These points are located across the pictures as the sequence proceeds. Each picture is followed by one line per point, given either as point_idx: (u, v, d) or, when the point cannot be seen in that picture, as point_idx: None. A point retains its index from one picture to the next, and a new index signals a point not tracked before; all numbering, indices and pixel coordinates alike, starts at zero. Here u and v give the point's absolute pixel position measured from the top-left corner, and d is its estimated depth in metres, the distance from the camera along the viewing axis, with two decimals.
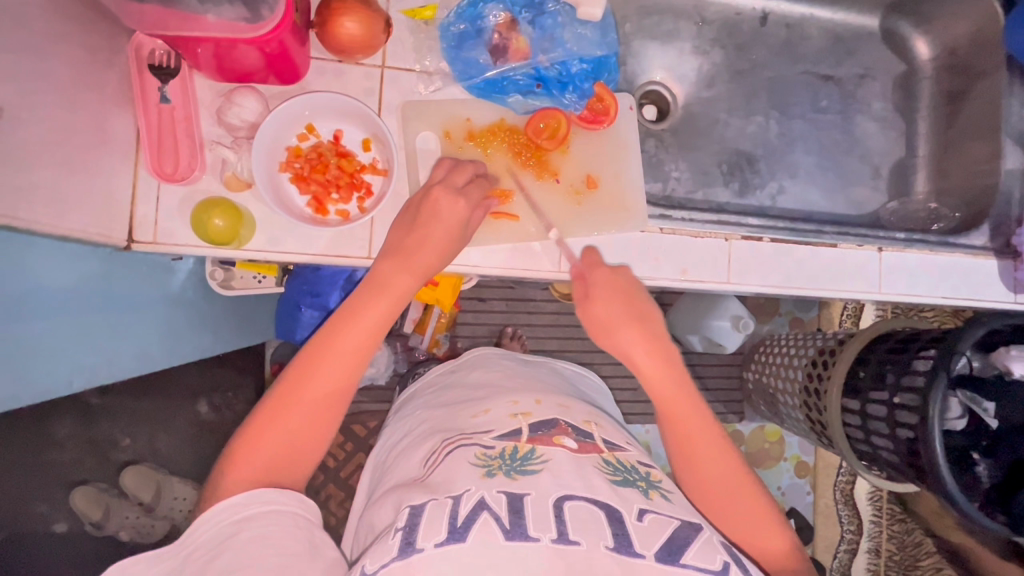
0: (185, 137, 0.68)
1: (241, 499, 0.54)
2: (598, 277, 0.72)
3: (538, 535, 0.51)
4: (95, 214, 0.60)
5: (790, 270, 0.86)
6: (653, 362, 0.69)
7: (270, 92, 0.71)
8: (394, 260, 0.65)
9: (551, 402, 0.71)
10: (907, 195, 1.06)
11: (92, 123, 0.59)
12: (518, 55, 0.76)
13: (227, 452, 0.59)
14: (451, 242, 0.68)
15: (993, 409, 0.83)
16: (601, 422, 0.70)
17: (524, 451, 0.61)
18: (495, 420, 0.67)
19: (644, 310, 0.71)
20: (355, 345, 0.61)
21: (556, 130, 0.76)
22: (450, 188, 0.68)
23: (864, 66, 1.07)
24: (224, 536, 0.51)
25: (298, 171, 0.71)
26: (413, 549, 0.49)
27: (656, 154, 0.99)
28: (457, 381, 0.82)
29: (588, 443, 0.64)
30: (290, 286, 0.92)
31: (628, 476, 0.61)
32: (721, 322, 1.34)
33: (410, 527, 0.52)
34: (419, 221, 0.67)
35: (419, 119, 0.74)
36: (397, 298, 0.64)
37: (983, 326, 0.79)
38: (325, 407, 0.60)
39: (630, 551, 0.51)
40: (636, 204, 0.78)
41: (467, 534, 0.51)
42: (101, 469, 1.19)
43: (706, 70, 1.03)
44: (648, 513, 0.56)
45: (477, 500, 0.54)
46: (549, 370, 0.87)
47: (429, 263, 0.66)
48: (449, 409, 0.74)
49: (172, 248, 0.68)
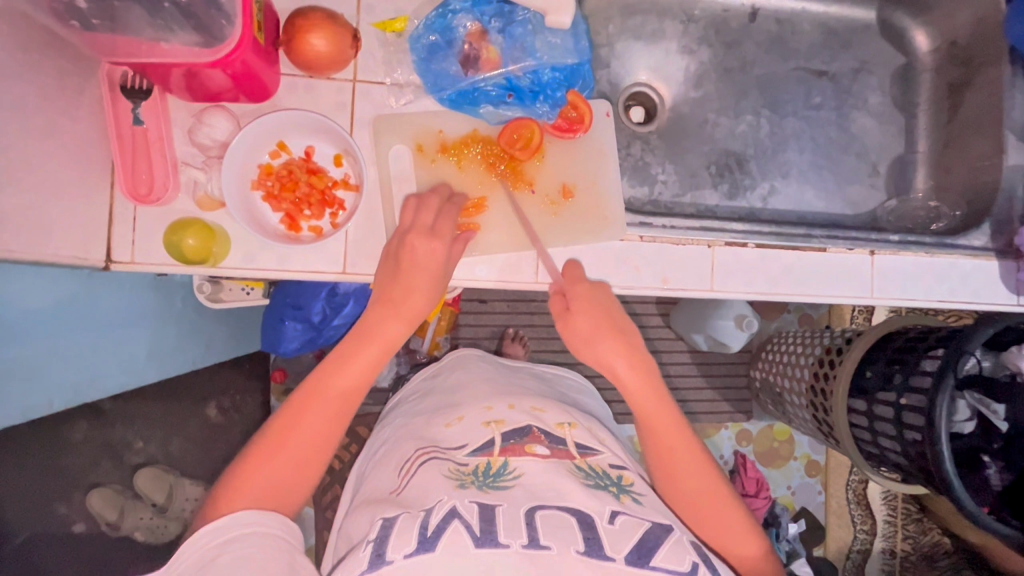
0: (158, 158, 0.68)
1: (224, 521, 0.53)
2: (575, 290, 0.72)
3: (507, 541, 0.51)
4: (71, 240, 0.62)
5: (779, 275, 0.84)
6: (636, 378, 0.69)
7: (241, 109, 0.72)
8: (383, 309, 0.66)
9: (523, 406, 0.71)
10: (906, 194, 1.01)
11: (65, 149, 0.60)
12: (490, 65, 0.75)
13: (225, 479, 0.59)
14: (436, 287, 0.68)
15: (1003, 411, 0.80)
16: (574, 423, 0.70)
17: (497, 466, 0.60)
18: (469, 429, 0.67)
19: (626, 326, 0.71)
20: (363, 367, 0.63)
21: (530, 140, 0.75)
22: (425, 231, 0.68)
23: (859, 59, 1.03)
24: (206, 560, 0.51)
25: (269, 189, 0.72)
26: (382, 561, 0.50)
27: (642, 157, 0.97)
28: (436, 387, 0.82)
29: (560, 450, 0.63)
30: (275, 298, 0.93)
31: (600, 481, 0.60)
32: (725, 321, 1.32)
33: (380, 538, 0.52)
34: (403, 267, 0.67)
35: (391, 133, 0.73)
36: (387, 343, 0.65)
37: (992, 325, 0.76)
38: (326, 429, 0.61)
39: (601, 554, 0.51)
40: (614, 211, 0.77)
41: (436, 543, 0.50)
42: (112, 473, 1.23)
43: (693, 70, 1.01)
44: (620, 515, 0.56)
45: (447, 509, 0.54)
46: (527, 374, 0.86)
47: (419, 308, 0.67)
48: (427, 417, 0.74)
49: (149, 267, 0.69)
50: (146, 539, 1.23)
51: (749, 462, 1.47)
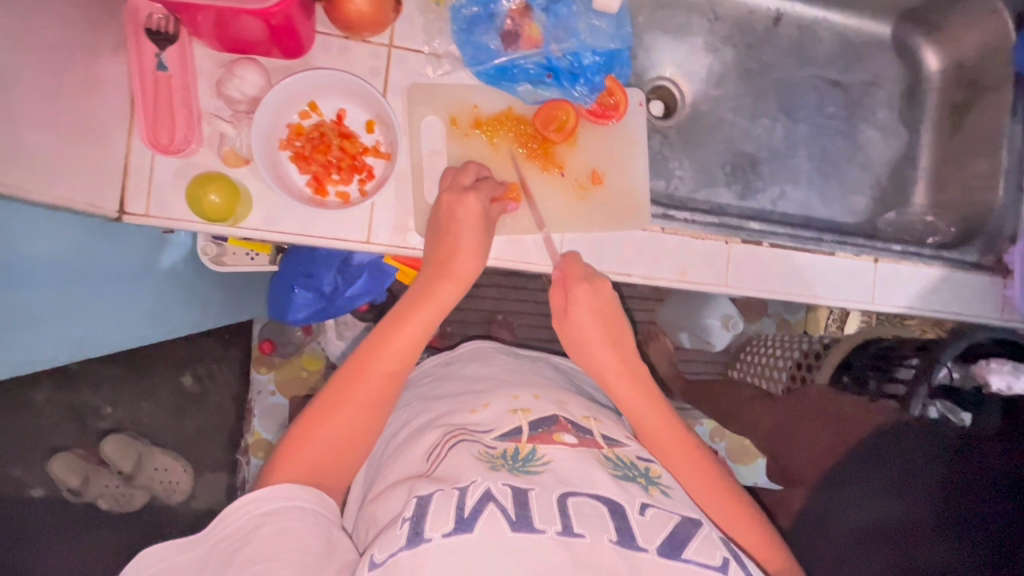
0: (181, 107, 0.65)
1: (264, 494, 0.53)
2: (578, 297, 0.72)
3: (543, 527, 0.51)
4: (85, 187, 0.58)
5: (788, 276, 0.86)
6: (625, 384, 0.72)
7: (273, 65, 0.69)
8: (434, 270, 0.67)
9: (549, 397, 0.71)
10: (905, 207, 1.05)
11: (85, 89, 0.57)
12: (530, 43, 0.74)
13: (271, 460, 0.59)
14: (480, 244, 0.67)
15: (968, 418, 0.84)
16: (599, 417, 0.71)
17: (526, 451, 0.60)
18: (496, 415, 0.67)
19: (619, 334, 0.74)
20: (402, 348, 0.63)
21: (565, 123, 0.75)
22: (459, 189, 0.68)
23: (872, 74, 1.06)
24: (247, 530, 0.50)
25: (298, 150, 0.70)
26: (421, 539, 0.49)
27: (661, 151, 0.98)
28: (452, 373, 0.81)
29: (587, 439, 0.64)
30: (283, 266, 0.90)
31: (629, 472, 0.61)
32: (712, 319, 1.33)
33: (417, 516, 0.51)
34: (447, 229, 0.67)
35: (426, 103, 0.72)
36: (440, 305, 0.65)
37: (965, 339, 0.81)
38: (364, 421, 0.61)
39: (633, 545, 0.52)
40: (640, 201, 0.78)
41: (473, 524, 0.50)
42: (78, 435, 1.21)
43: (715, 68, 1.02)
44: (650, 508, 0.57)
45: (482, 491, 0.53)
46: (543, 364, 0.86)
47: (468, 270, 0.67)
48: (450, 402, 0.73)
49: (164, 221, 0.66)
50: (110, 507, 1.20)
51: None
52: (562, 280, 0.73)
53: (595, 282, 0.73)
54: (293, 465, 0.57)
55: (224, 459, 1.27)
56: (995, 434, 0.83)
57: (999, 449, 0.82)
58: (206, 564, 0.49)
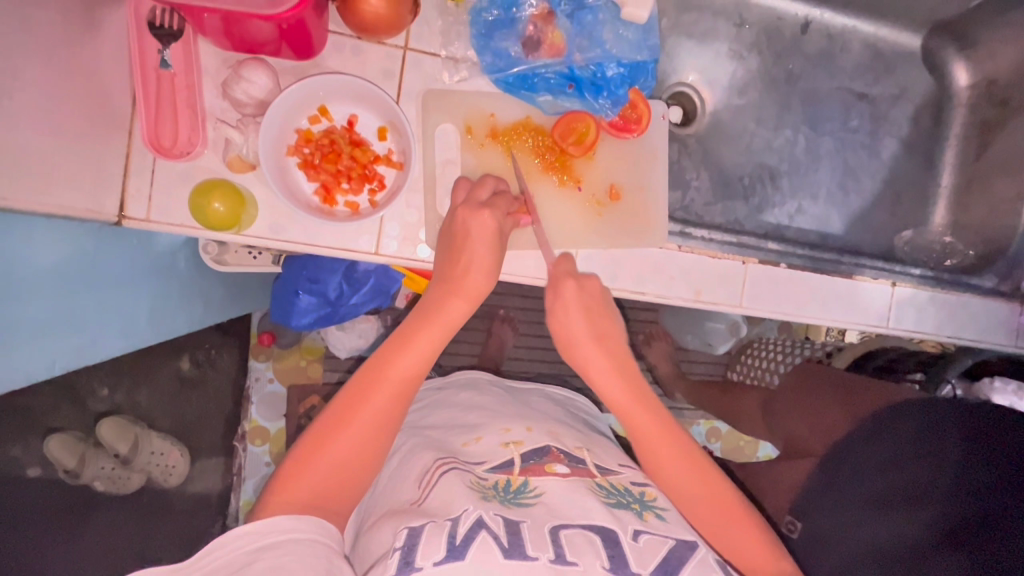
0: (185, 108, 0.63)
1: (256, 527, 0.51)
2: (564, 294, 0.67)
3: (536, 554, 0.50)
4: (83, 190, 0.56)
5: (804, 299, 0.84)
6: (611, 385, 0.66)
7: (282, 66, 0.66)
8: (443, 287, 0.64)
9: (543, 429, 0.70)
10: (924, 226, 1.02)
11: (85, 88, 0.54)
12: (552, 51, 0.70)
13: (268, 487, 0.57)
14: (493, 260, 0.65)
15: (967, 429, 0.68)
16: (594, 449, 0.70)
17: (517, 484, 0.60)
18: (489, 448, 0.65)
19: (608, 332, 0.68)
20: (410, 369, 0.61)
21: (584, 135, 0.72)
22: (474, 205, 0.66)
23: (899, 87, 1.03)
24: (238, 566, 0.48)
25: (306, 157, 0.67)
26: (411, 569, 0.47)
27: (678, 160, 0.94)
28: (445, 402, 0.79)
29: (580, 469, 0.63)
30: (287, 269, 0.88)
31: (622, 499, 0.60)
32: (717, 323, 1.35)
33: (409, 546, 0.50)
34: (460, 245, 0.65)
35: (441, 111, 0.70)
36: (450, 323, 0.63)
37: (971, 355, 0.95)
38: (368, 446, 0.59)
39: (627, 571, 0.51)
40: (658, 220, 0.76)
41: (465, 552, 0.49)
42: (75, 419, 1.19)
43: (739, 75, 0.98)
44: (643, 534, 0.56)
45: (475, 519, 0.52)
46: (541, 397, 0.84)
47: (478, 287, 0.64)
48: (443, 434, 0.71)
49: (166, 227, 0.64)
50: (107, 489, 1.20)
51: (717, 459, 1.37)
52: (552, 278, 0.68)
53: (582, 280, 0.68)
54: (296, 488, 0.56)
55: (221, 443, 1.27)
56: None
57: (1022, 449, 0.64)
58: None
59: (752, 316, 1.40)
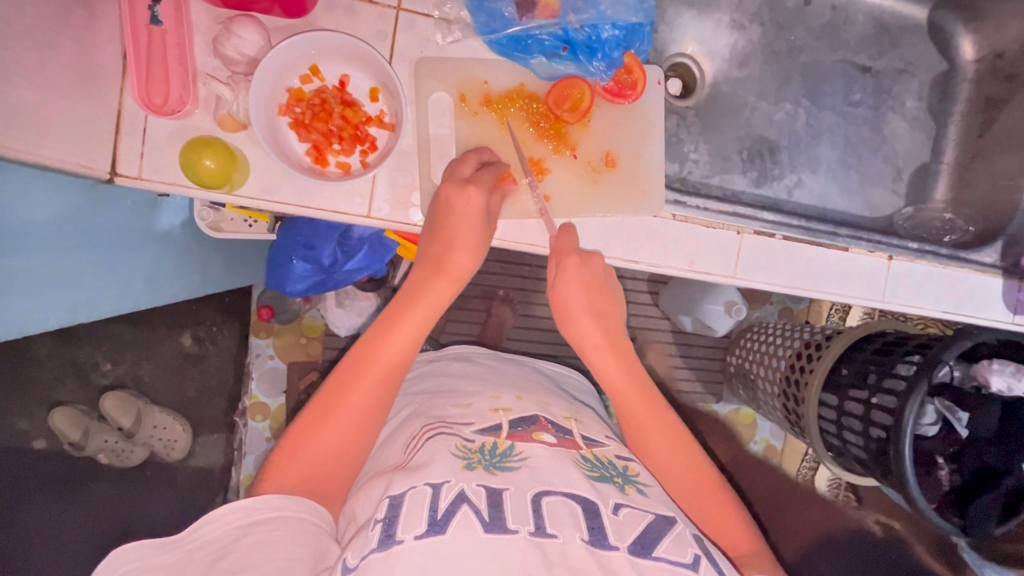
0: (177, 67, 0.62)
1: (251, 502, 0.52)
2: (565, 269, 0.70)
3: (516, 528, 0.50)
4: (75, 147, 0.56)
5: (798, 270, 0.84)
6: (607, 358, 0.71)
7: (274, 25, 0.66)
8: (428, 269, 0.67)
9: (531, 398, 0.71)
10: (925, 203, 1.01)
11: (74, 42, 0.54)
12: (547, 12, 0.70)
13: (263, 467, 0.59)
14: (478, 239, 0.67)
15: (966, 417, 0.79)
16: (580, 418, 0.70)
17: (503, 447, 0.60)
18: (476, 412, 0.66)
19: (603, 307, 0.72)
20: (396, 352, 0.63)
21: (579, 102, 0.72)
22: (458, 181, 0.66)
23: (904, 60, 1.01)
24: (230, 540, 0.49)
25: (298, 117, 0.67)
26: (392, 541, 0.48)
27: (676, 132, 0.93)
28: (436, 371, 0.80)
29: (566, 440, 0.63)
30: (281, 236, 0.88)
31: (605, 472, 0.60)
32: (715, 305, 1.24)
33: (390, 519, 0.50)
34: (444, 221, 0.66)
35: (435, 77, 0.69)
36: (435, 304, 0.66)
37: (971, 338, 0.75)
38: (359, 425, 0.61)
39: (605, 544, 0.51)
40: (654, 186, 0.76)
41: (447, 527, 0.49)
42: (78, 391, 1.21)
43: (740, 47, 0.97)
44: (624, 507, 0.56)
45: (456, 493, 0.52)
46: (532, 368, 0.84)
47: (462, 266, 0.68)
48: (432, 398, 0.72)
49: (159, 185, 0.64)
50: (110, 462, 1.20)
51: (715, 441, 1.39)
52: (556, 252, 0.71)
53: (586, 256, 0.71)
54: (290, 470, 0.57)
55: (223, 419, 1.28)
56: (992, 437, 0.79)
57: (997, 453, 0.78)
58: (187, 565, 0.48)
59: (751, 298, 1.38)
